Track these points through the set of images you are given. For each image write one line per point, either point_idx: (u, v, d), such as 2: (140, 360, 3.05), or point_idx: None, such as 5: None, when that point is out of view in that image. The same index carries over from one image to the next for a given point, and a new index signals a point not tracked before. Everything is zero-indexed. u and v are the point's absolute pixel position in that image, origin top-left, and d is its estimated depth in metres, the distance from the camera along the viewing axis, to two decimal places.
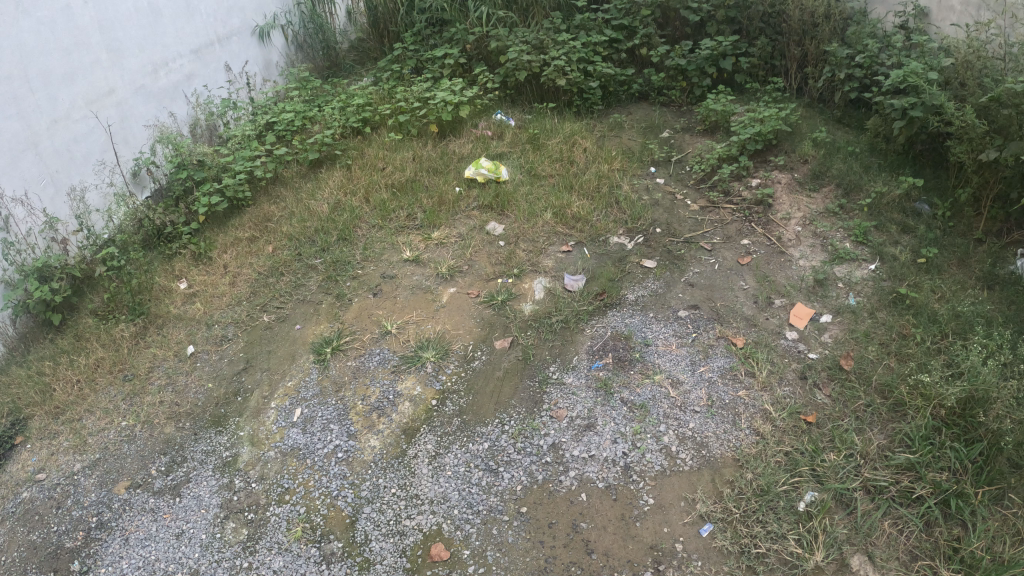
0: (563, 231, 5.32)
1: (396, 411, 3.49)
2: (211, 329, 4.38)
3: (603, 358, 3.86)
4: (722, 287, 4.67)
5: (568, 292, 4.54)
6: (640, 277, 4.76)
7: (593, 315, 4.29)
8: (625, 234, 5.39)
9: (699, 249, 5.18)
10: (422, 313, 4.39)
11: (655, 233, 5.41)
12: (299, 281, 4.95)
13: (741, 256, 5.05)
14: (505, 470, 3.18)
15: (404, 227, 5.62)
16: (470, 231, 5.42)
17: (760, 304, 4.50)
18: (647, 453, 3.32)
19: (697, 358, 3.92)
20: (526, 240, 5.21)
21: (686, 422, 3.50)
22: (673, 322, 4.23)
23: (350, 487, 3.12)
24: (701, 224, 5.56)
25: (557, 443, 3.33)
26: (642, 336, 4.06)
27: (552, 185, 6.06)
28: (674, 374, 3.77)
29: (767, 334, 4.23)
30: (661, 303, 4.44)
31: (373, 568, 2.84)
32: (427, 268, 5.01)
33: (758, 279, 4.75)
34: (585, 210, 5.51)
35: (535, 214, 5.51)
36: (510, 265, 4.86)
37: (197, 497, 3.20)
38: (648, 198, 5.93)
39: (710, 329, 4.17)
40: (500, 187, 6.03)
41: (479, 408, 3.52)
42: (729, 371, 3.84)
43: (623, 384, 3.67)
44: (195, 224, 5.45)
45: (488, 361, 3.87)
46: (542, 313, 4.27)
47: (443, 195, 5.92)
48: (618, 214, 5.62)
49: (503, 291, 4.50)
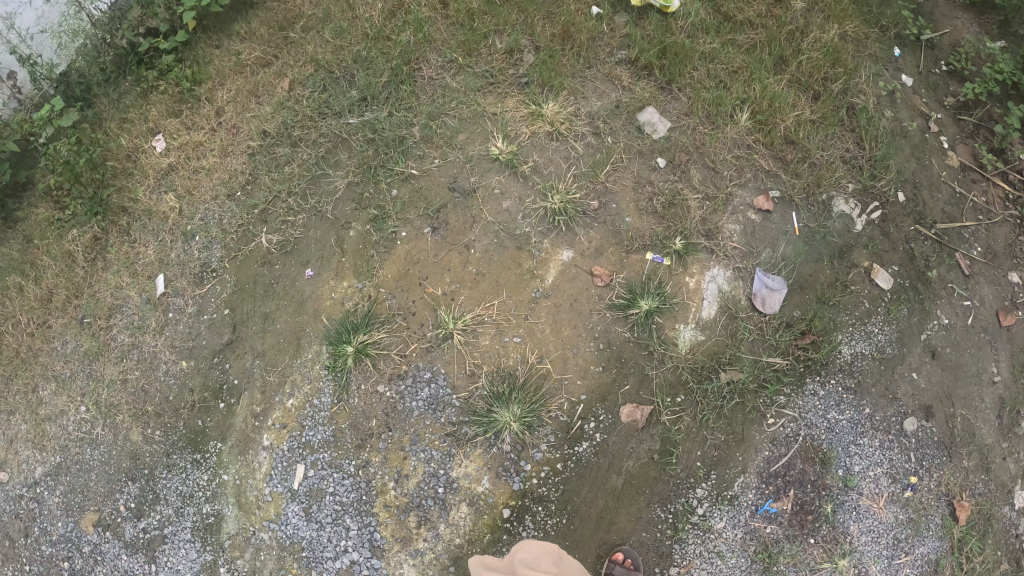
0: (761, 162, 2.92)
1: (448, 520, 2.45)
2: (189, 246, 3.23)
3: (780, 499, 2.46)
4: (965, 378, 2.73)
5: (758, 319, 2.65)
6: (862, 308, 2.74)
7: (786, 385, 2.58)
8: (866, 204, 2.93)
9: (956, 282, 2.87)
10: (500, 312, 2.63)
11: (899, 201, 2.97)
12: (317, 168, 3.21)
13: (1003, 307, 2.88)
14: None
15: (495, 81, 3.30)
16: (609, 112, 3.08)
17: (1005, 426, 2.73)
18: None
19: (904, 537, 2.52)
20: (698, 169, 2.91)
21: None
22: (891, 443, 2.58)
23: None
24: (960, 205, 3.04)
25: None
26: (846, 466, 2.51)
27: (750, 40, 3.26)
28: (864, 562, 2.48)
29: (995, 494, 2.65)
30: (884, 386, 2.64)
31: None
32: (532, 191, 2.89)
33: (1014, 367, 2.80)
34: (805, 122, 3.02)
35: (722, 109, 3.03)
36: (669, 223, 2.75)
37: (175, 571, 2.66)
38: (890, 118, 3.12)
39: (935, 473, 2.59)
40: (665, 28, 3.34)
41: (573, 544, 2.45)
42: (930, 569, 2.54)
43: (791, 565, 2.44)
44: (174, 39, 3.76)
45: (602, 449, 2.47)
46: (714, 358, 2.57)
47: (571, 20, 3.40)
48: (846, 147, 3.02)
49: (653, 288, 2.61)
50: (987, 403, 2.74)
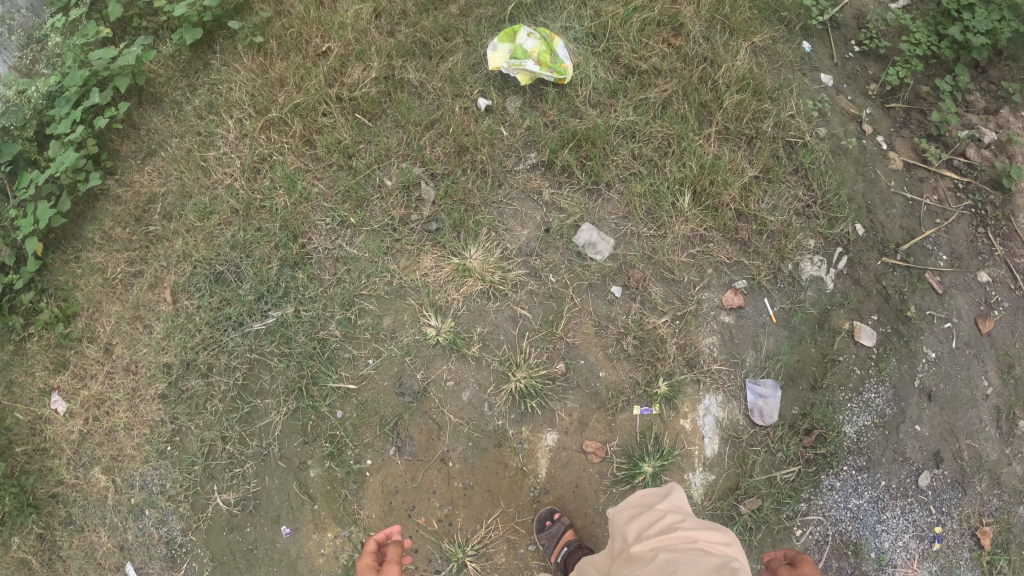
0: (720, 254, 2.63)
1: None
2: (143, 523, 2.90)
3: None
4: (964, 407, 2.71)
5: (763, 435, 2.52)
6: (856, 377, 2.63)
7: (806, 491, 2.55)
8: (832, 258, 2.71)
9: (935, 310, 2.74)
10: (505, 524, 2.47)
11: (858, 235, 2.77)
12: (241, 403, 2.80)
13: (979, 313, 2.80)
14: None
15: (396, 236, 2.77)
16: (542, 242, 2.65)
17: (1005, 433, 2.75)
18: None
19: None
20: (657, 287, 2.57)
21: None
22: (911, 506, 2.63)
23: None
24: (914, 213, 2.86)
25: None
26: (877, 546, 2.59)
27: (660, 97, 2.92)
28: None
29: (1011, 501, 2.72)
30: (892, 451, 2.62)
31: None
32: (489, 373, 2.54)
33: (1001, 373, 2.77)
34: (748, 184, 2.73)
35: (663, 199, 2.67)
36: (647, 366, 2.50)
37: None
38: (825, 137, 2.90)
39: (954, 513, 2.68)
40: (564, 104, 2.91)
41: None
42: None
43: None
44: (25, 271, 3.20)
45: None
46: (728, 494, 2.48)
47: (461, 128, 2.90)
48: (797, 197, 2.76)
49: (651, 450, 2.43)
50: (986, 425, 2.72)
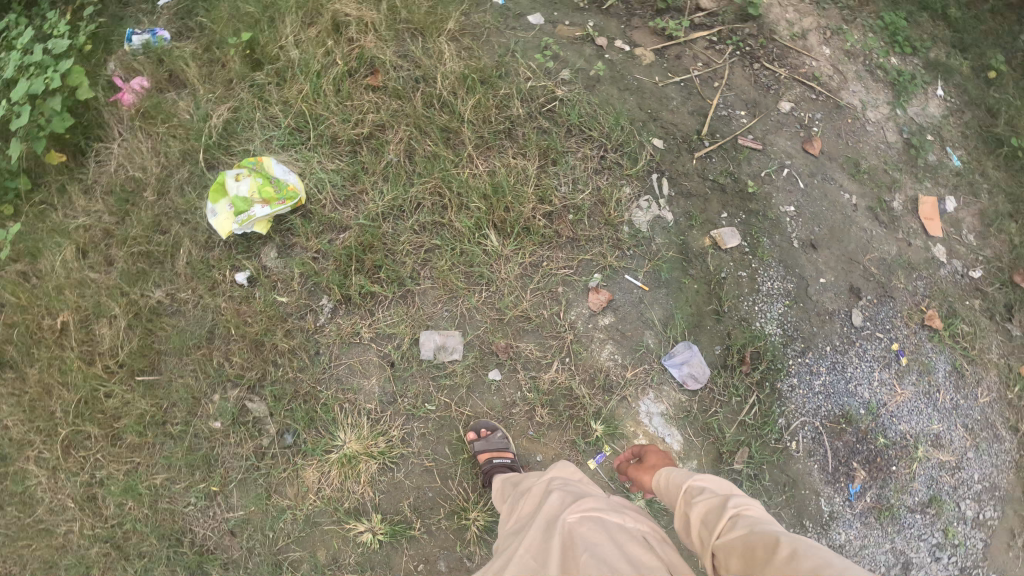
0: (558, 266, 2.39)
1: None
2: None
3: (854, 474, 2.44)
4: (850, 228, 2.51)
5: (708, 394, 2.38)
6: (748, 278, 2.42)
7: (774, 407, 2.40)
8: (654, 188, 2.48)
9: (768, 163, 2.53)
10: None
11: (660, 147, 2.52)
12: None
13: (802, 138, 2.59)
14: None
15: (265, 472, 2.42)
16: (396, 381, 2.40)
17: (887, 220, 2.55)
18: (969, 539, 2.59)
19: (926, 383, 2.54)
20: (529, 343, 2.36)
21: (971, 478, 2.60)
22: (863, 346, 2.48)
23: None
24: (692, 89, 2.63)
25: None
26: (860, 401, 2.47)
27: (398, 153, 2.60)
28: (929, 432, 2.54)
29: (931, 274, 2.57)
30: (817, 316, 2.44)
31: None
32: (447, 534, 2.32)
33: (851, 174, 2.57)
34: (536, 180, 2.47)
35: (472, 256, 2.41)
36: (570, 421, 2.32)
37: None
38: (569, 79, 2.64)
39: (898, 322, 2.51)
40: (319, 225, 2.58)
41: None
42: (956, 376, 2.59)
43: (903, 496, 2.48)
44: None
45: None
46: (718, 467, 2.36)
47: (242, 320, 2.52)
48: (588, 154, 2.50)
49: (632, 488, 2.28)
50: (877, 227, 2.54)
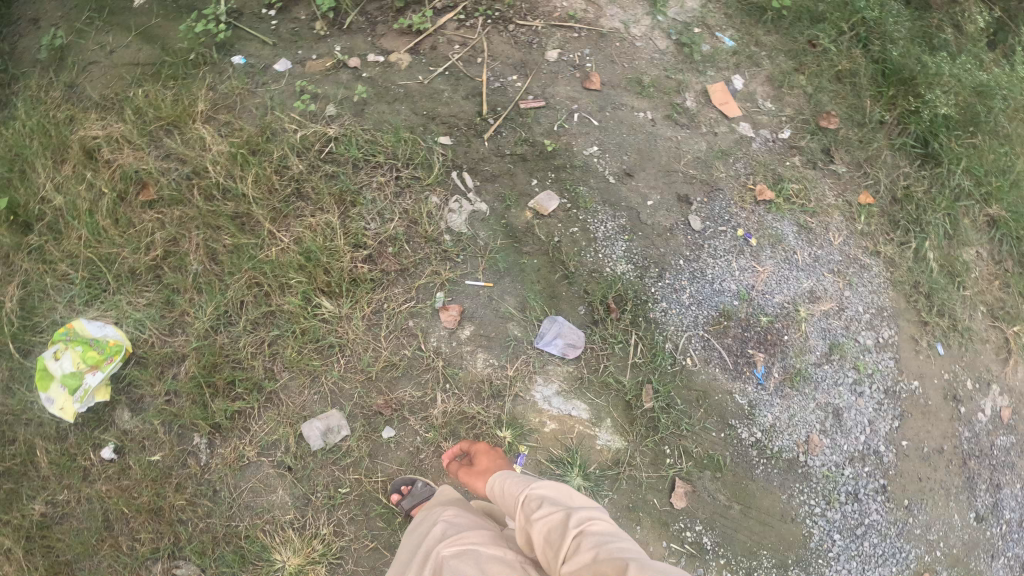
0: (399, 303, 2.45)
1: None
2: None
3: (755, 359, 2.46)
4: (656, 141, 2.53)
5: (593, 353, 2.36)
6: (581, 229, 2.40)
7: (656, 336, 2.39)
8: (456, 187, 2.50)
9: (555, 115, 2.54)
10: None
11: (446, 145, 2.55)
12: None
13: (578, 78, 2.61)
14: (887, 547, 2.48)
15: None
16: (304, 479, 2.36)
17: (686, 120, 2.59)
18: (881, 365, 2.63)
19: (779, 249, 2.57)
20: (408, 387, 2.40)
21: (859, 311, 2.64)
22: (710, 244, 2.48)
23: None
24: (458, 78, 2.67)
25: (859, 466, 2.51)
26: (731, 292, 2.47)
27: (201, 262, 2.56)
28: (804, 291, 2.56)
29: (744, 152, 2.63)
30: (658, 235, 2.43)
31: None
32: None
33: (636, 92, 2.59)
34: (344, 232, 2.54)
35: (316, 330, 2.46)
36: (477, 439, 2.32)
37: None
38: (340, 123, 2.69)
39: (734, 209, 2.54)
40: (161, 361, 2.50)
41: (786, 540, 2.40)
42: (802, 231, 2.62)
43: (805, 359, 2.51)
44: None
45: (711, 521, 2.37)
46: (631, 413, 2.37)
47: (126, 491, 2.39)
48: (382, 186, 2.57)
49: (563, 470, 2.30)
50: (680, 129, 2.57)
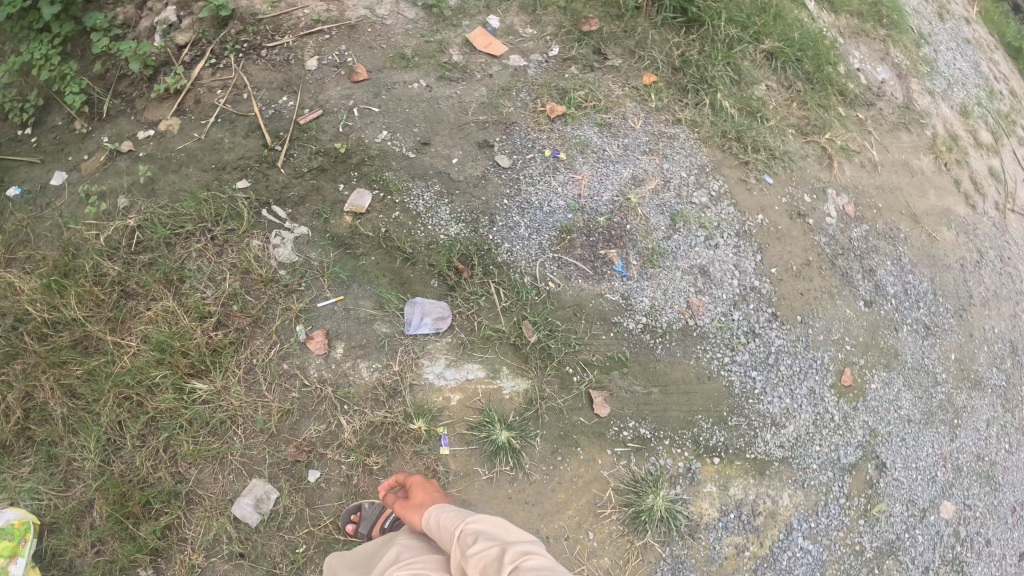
0: (267, 353, 2.43)
1: (754, 519, 2.56)
2: None
3: (608, 257, 2.47)
4: (439, 103, 2.58)
5: (463, 318, 2.39)
6: (402, 211, 2.46)
7: (511, 276, 2.41)
8: (271, 222, 2.50)
9: (336, 119, 2.57)
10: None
11: (246, 185, 2.55)
12: None
13: (342, 74, 2.63)
14: (794, 366, 2.66)
15: None
16: (253, 551, 2.33)
17: (459, 73, 2.64)
18: (725, 213, 2.66)
19: (589, 153, 2.58)
20: (311, 425, 2.39)
21: (684, 175, 2.65)
22: (527, 174, 2.51)
23: (844, 531, 2.73)
24: (231, 120, 2.63)
25: (744, 309, 2.60)
26: (562, 208, 2.49)
27: (63, 403, 2.43)
28: (629, 180, 2.57)
29: (524, 81, 2.66)
30: (474, 187, 2.49)
31: (895, 494, 2.87)
32: None
33: (400, 66, 2.63)
34: (185, 308, 2.48)
35: (201, 414, 2.40)
36: (391, 439, 2.35)
37: None
38: (136, 208, 2.59)
39: (533, 134, 2.56)
40: (63, 513, 2.35)
41: (710, 399, 2.52)
42: (605, 130, 2.63)
43: (654, 239, 2.53)
44: None
45: (638, 412, 2.43)
46: (521, 354, 2.38)
47: None
48: (201, 249, 2.52)
49: (482, 433, 2.32)
50: (457, 83, 2.62)
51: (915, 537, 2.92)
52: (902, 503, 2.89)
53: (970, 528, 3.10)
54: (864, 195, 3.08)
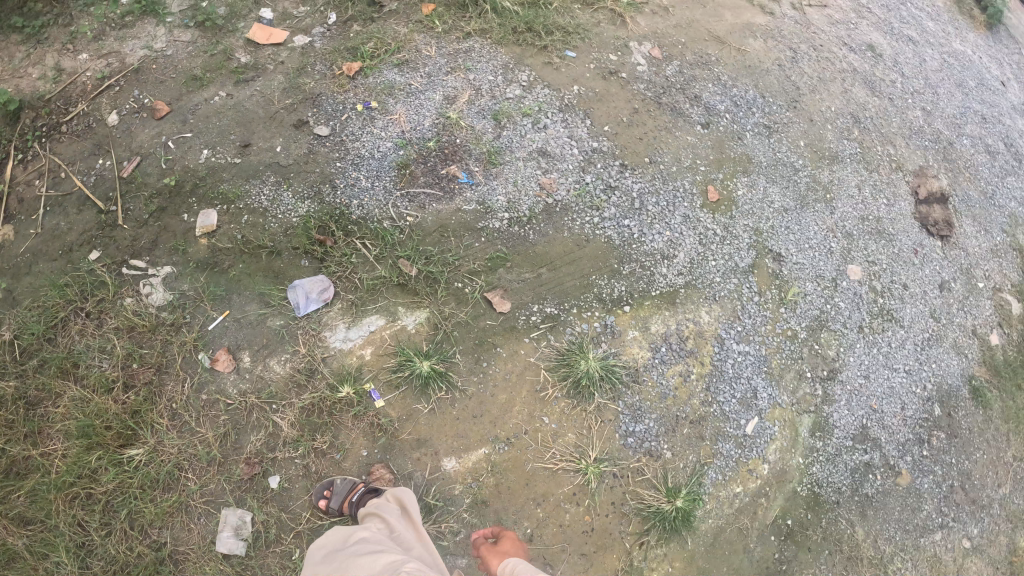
0: (183, 390, 2.47)
1: (685, 346, 2.71)
2: None
3: (450, 172, 2.63)
4: (245, 105, 2.71)
5: (344, 279, 2.51)
6: (250, 211, 2.58)
7: (370, 225, 2.56)
8: (134, 276, 2.57)
9: (157, 159, 2.66)
10: (576, 467, 2.52)
11: (99, 253, 2.60)
12: None
13: (145, 116, 2.71)
14: (660, 201, 2.83)
15: None
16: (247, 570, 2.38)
17: (253, 73, 2.76)
18: (541, 96, 2.86)
19: (399, 92, 2.75)
20: (251, 436, 2.44)
21: (491, 78, 2.84)
22: (350, 133, 2.67)
23: (768, 323, 2.93)
24: (61, 201, 2.68)
25: (592, 168, 2.77)
26: (391, 149, 2.64)
27: (20, 533, 2.34)
28: (443, 101, 2.75)
29: (315, 55, 2.80)
30: (306, 163, 2.62)
31: (802, 275, 3.07)
32: None
33: (196, 88, 2.73)
34: (90, 388, 2.47)
35: (149, 473, 2.41)
36: (326, 414, 2.43)
37: (860, 479, 3.10)
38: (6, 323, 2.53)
39: (341, 98, 2.72)
40: None
41: (596, 258, 2.65)
42: (405, 67, 2.80)
43: (486, 141, 2.71)
44: None
45: (537, 295, 2.55)
46: (409, 288, 2.50)
47: None
48: (84, 328, 2.54)
49: (404, 374, 2.42)
50: (254, 81, 2.75)
51: (836, 305, 3.14)
52: (812, 281, 3.10)
53: (883, 280, 3.34)
54: (665, 37, 3.31)
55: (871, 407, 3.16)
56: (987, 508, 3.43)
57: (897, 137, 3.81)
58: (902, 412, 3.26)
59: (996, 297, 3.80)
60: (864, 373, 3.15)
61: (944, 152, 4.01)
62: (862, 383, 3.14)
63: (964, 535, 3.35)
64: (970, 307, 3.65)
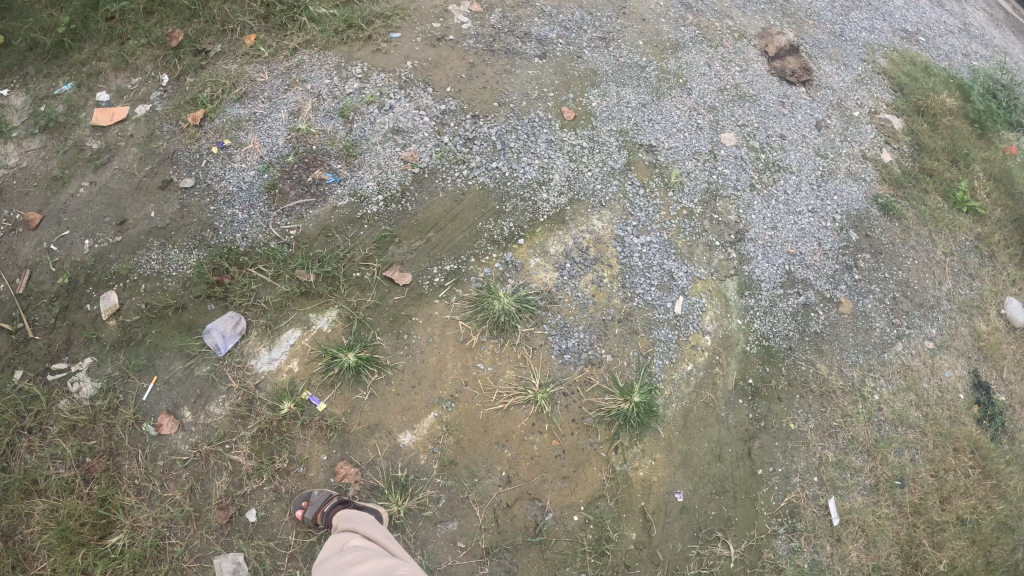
0: (139, 463, 2.44)
1: (589, 257, 2.85)
2: None
3: (317, 177, 2.78)
4: (111, 186, 2.81)
5: (252, 308, 2.61)
6: (145, 278, 2.67)
7: (259, 250, 2.67)
8: (60, 378, 2.57)
9: (44, 264, 2.73)
10: (525, 399, 2.60)
11: (16, 371, 2.59)
12: None
13: (20, 228, 2.79)
14: (519, 136, 3.00)
15: None
16: None
17: (109, 156, 2.88)
18: (379, 81, 3.02)
19: (246, 122, 2.88)
20: (217, 481, 2.43)
21: (327, 80, 2.99)
22: (214, 175, 2.79)
23: (660, 208, 3.08)
24: None
25: (448, 128, 2.95)
26: (256, 175, 2.77)
27: None
28: (290, 117, 2.89)
29: (159, 118, 2.93)
30: (182, 216, 2.74)
31: (679, 157, 3.23)
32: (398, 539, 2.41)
33: (61, 187, 2.84)
34: (53, 495, 2.39)
35: (139, 552, 2.33)
36: (277, 435, 2.48)
37: (806, 320, 3.19)
38: None
39: (196, 147, 2.85)
40: None
41: (474, 207, 2.83)
42: (245, 99, 2.95)
43: (340, 138, 2.86)
44: None
45: (432, 258, 2.72)
46: (311, 294, 2.63)
47: None
48: (31, 442, 2.46)
49: (334, 372, 2.52)
50: (111, 161, 2.87)
51: (722, 173, 3.30)
52: (690, 158, 3.25)
53: (759, 137, 3.51)
54: None
55: (789, 254, 3.28)
56: (936, 306, 3.46)
57: (732, 10, 4.03)
58: (823, 247, 3.38)
59: (875, 119, 3.97)
60: (769, 225, 3.30)
61: (782, 9, 4.22)
62: (772, 236, 3.28)
63: (929, 337, 3.36)
64: (853, 136, 3.82)
